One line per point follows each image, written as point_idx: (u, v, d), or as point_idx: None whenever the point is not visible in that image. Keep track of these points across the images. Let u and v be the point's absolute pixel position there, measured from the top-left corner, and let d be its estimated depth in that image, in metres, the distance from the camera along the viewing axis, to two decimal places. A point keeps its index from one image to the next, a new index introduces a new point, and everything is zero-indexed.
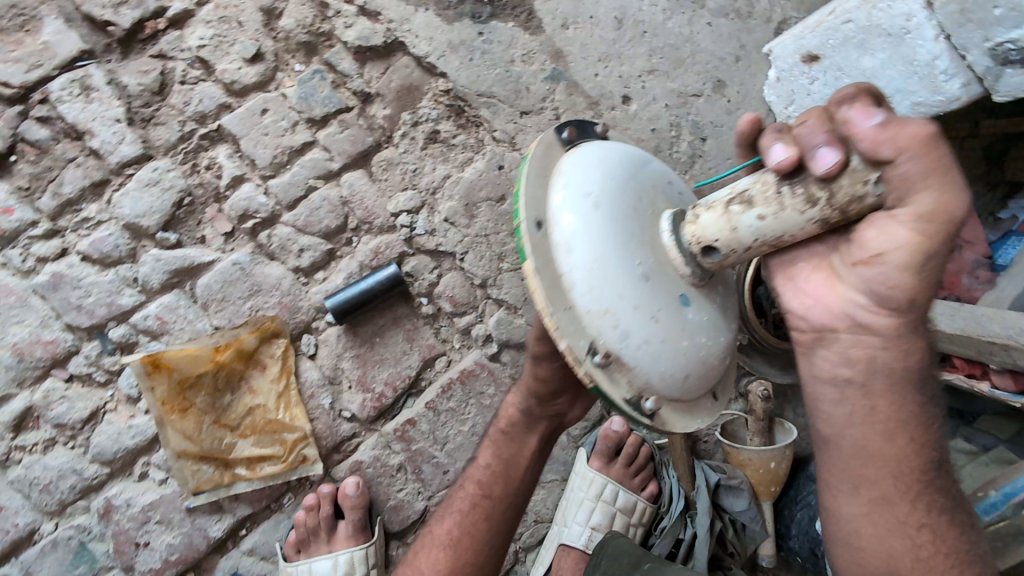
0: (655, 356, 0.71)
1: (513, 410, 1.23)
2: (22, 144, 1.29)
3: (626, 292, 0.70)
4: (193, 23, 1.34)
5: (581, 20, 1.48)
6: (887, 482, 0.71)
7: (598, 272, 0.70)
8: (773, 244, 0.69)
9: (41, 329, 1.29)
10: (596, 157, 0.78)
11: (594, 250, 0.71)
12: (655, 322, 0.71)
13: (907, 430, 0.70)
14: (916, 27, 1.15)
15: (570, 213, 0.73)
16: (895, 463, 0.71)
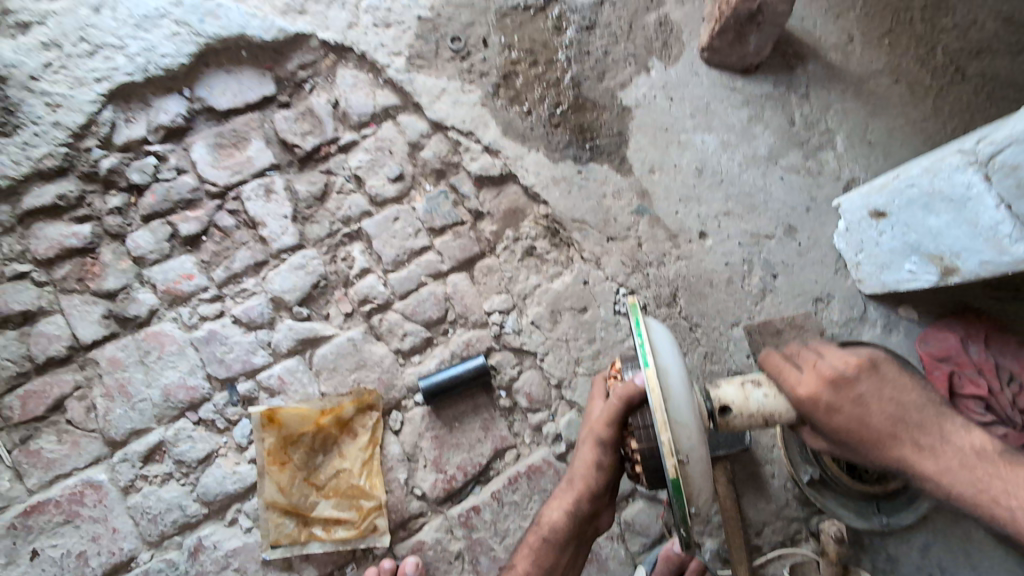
0: (703, 471, 1.07)
1: (557, 509, 1.28)
2: (212, 227, 1.64)
3: (695, 417, 1.09)
4: (356, 150, 1.71)
5: (666, 167, 1.74)
6: (962, 476, 1.01)
7: (686, 398, 1.09)
8: (767, 415, 1.21)
9: (187, 375, 1.53)
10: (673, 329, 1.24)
11: (685, 382, 1.11)
12: (704, 447, 1.10)
13: (917, 446, 1.06)
14: (976, 195, 1.25)
15: (668, 353, 1.13)
16: (947, 463, 1.03)
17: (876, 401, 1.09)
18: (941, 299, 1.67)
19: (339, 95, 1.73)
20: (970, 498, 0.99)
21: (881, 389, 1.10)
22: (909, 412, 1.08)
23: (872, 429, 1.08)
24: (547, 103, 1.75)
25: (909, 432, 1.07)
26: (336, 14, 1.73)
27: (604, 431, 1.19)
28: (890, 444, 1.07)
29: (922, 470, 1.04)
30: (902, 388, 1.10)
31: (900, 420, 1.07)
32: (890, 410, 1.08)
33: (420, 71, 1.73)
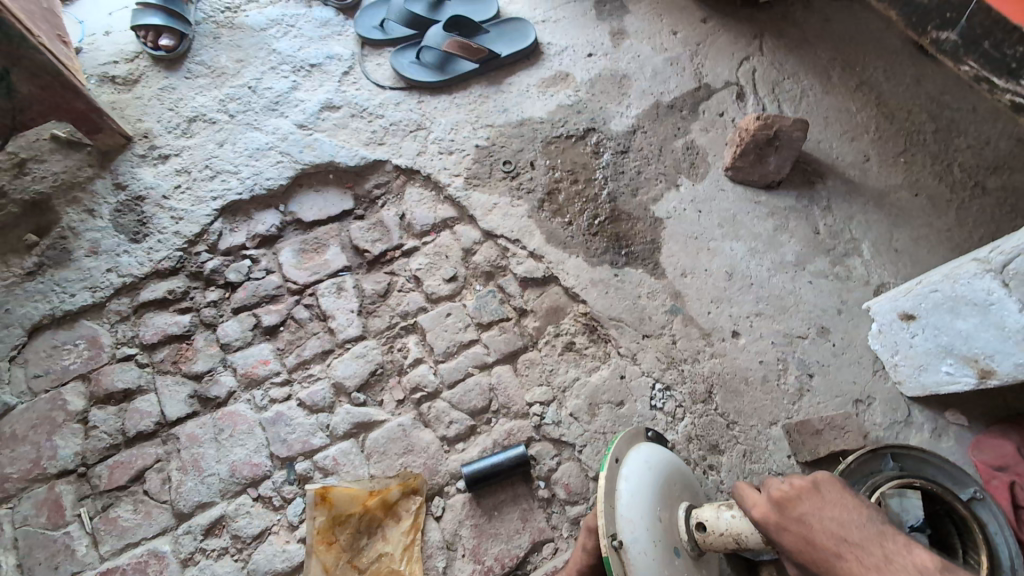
0: (646, 563, 1.28)
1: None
2: (289, 319, 1.87)
3: (644, 516, 1.32)
4: (417, 254, 1.95)
5: (697, 271, 1.88)
6: None
7: (638, 499, 1.34)
8: (738, 536, 1.31)
9: (253, 452, 1.67)
10: (668, 453, 1.48)
11: (642, 488, 1.36)
12: (652, 543, 1.30)
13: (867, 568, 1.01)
14: (998, 299, 1.32)
15: (631, 462, 1.40)
16: None
17: (818, 519, 1.09)
18: (989, 405, 1.66)
19: (406, 208, 2.02)
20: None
21: (825, 507, 1.11)
22: (852, 531, 1.06)
23: (822, 547, 1.07)
24: (586, 215, 1.97)
25: (854, 550, 1.04)
26: (409, 144, 2.08)
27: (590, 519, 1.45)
28: (839, 563, 1.04)
29: None
30: (844, 506, 1.11)
31: (842, 538, 1.06)
32: (833, 527, 1.08)
33: (476, 188, 2.01)
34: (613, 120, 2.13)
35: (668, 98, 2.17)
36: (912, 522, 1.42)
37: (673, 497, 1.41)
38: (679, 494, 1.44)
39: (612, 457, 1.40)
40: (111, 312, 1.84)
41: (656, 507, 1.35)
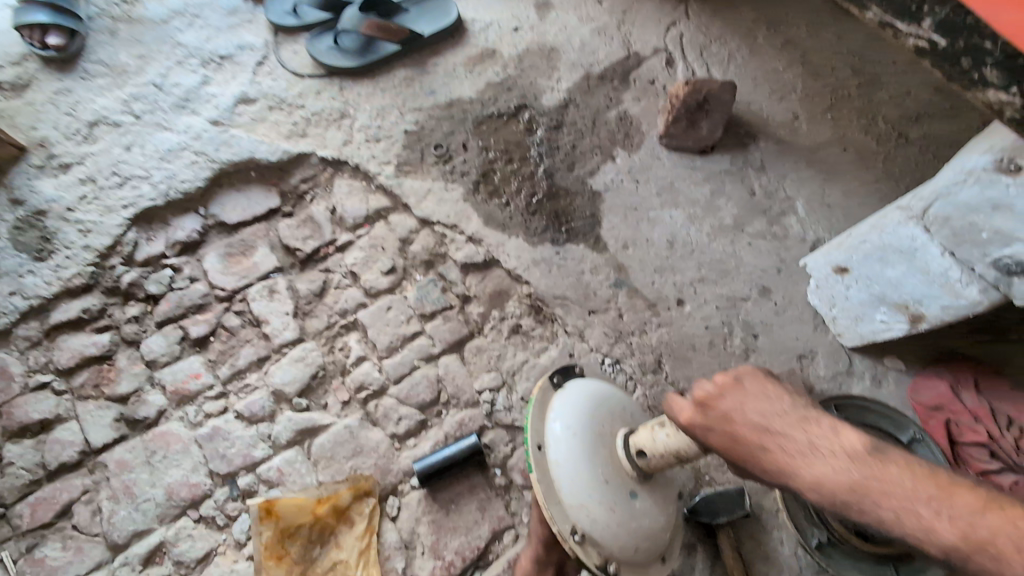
0: (614, 532, 1.27)
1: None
2: (220, 329, 1.76)
3: (593, 492, 1.27)
4: (352, 248, 1.87)
5: (639, 242, 1.86)
6: (841, 479, 0.93)
7: (579, 478, 1.29)
8: (680, 452, 1.25)
9: (191, 472, 1.57)
10: (584, 398, 1.39)
11: (576, 462, 1.30)
12: (612, 511, 1.28)
13: (793, 456, 0.99)
14: (922, 245, 1.34)
15: (555, 443, 1.32)
16: (821, 466, 0.96)
17: (742, 414, 1.07)
18: (925, 348, 1.71)
19: (336, 202, 1.93)
20: (845, 500, 0.93)
21: (746, 401, 1.08)
22: (774, 420, 1.04)
23: (752, 442, 1.04)
24: (523, 194, 1.92)
25: (783, 441, 1.01)
26: (333, 134, 1.98)
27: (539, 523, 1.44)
28: (769, 456, 1.02)
29: (799, 480, 0.97)
30: (769, 398, 1.07)
31: (769, 431, 1.03)
32: (761, 421, 1.05)
33: (408, 175, 1.93)
34: (544, 94, 2.08)
35: (598, 69, 2.13)
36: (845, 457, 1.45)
37: (605, 441, 1.35)
38: (614, 432, 1.38)
39: (535, 447, 1.31)
40: (19, 339, 1.69)
41: (598, 471, 1.30)
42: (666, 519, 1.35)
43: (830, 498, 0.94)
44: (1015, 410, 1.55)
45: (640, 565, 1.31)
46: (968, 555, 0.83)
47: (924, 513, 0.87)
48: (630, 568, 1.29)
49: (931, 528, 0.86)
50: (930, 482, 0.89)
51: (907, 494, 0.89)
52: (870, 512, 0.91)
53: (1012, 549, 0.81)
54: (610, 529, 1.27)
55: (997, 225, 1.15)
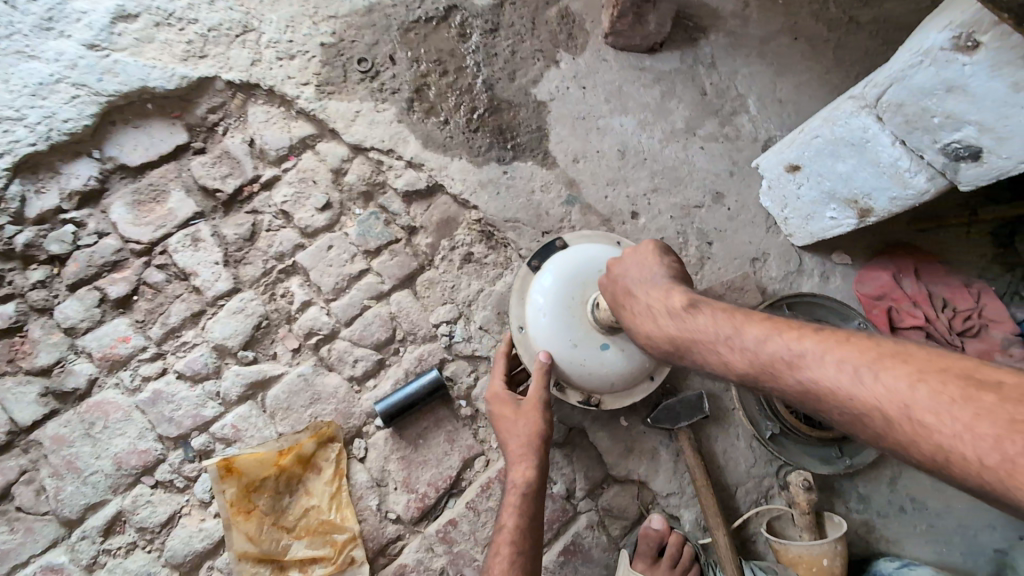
0: (590, 378, 1.43)
1: (500, 562, 1.27)
2: (143, 286, 1.60)
3: (563, 355, 1.41)
4: (279, 185, 1.69)
5: (589, 154, 1.77)
6: (670, 331, 1.19)
7: (552, 344, 1.41)
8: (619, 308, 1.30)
9: (138, 439, 1.48)
10: (551, 273, 1.45)
11: (548, 332, 1.42)
12: (584, 364, 1.41)
13: (640, 315, 1.25)
14: (873, 136, 1.29)
15: (530, 322, 1.45)
16: (659, 323, 1.21)
17: (614, 283, 1.32)
18: (869, 241, 1.74)
19: (253, 133, 1.71)
20: (677, 351, 1.19)
21: (622, 273, 1.32)
22: (634, 286, 1.28)
23: (619, 310, 1.29)
24: (462, 109, 1.76)
25: (636, 311, 1.26)
26: (237, 53, 1.72)
27: (520, 466, 1.36)
28: (627, 325, 1.28)
29: (641, 333, 1.25)
30: (640, 269, 1.30)
31: (627, 303, 1.28)
32: (622, 297, 1.29)
33: (331, 97, 1.72)
34: None
35: None
36: None
37: (571, 307, 1.42)
38: (582, 296, 1.43)
39: (514, 328, 1.46)
40: None
41: (564, 337, 1.41)
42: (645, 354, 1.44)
43: (668, 351, 1.21)
44: (949, 292, 1.65)
45: (625, 392, 1.47)
46: (756, 378, 1.04)
47: (725, 351, 1.09)
48: (615, 397, 1.48)
49: (731, 361, 1.08)
50: (733, 323, 1.10)
51: (715, 337, 1.11)
52: (695, 356, 1.16)
53: (783, 368, 0.99)
54: (582, 377, 1.43)
55: (950, 108, 1.11)
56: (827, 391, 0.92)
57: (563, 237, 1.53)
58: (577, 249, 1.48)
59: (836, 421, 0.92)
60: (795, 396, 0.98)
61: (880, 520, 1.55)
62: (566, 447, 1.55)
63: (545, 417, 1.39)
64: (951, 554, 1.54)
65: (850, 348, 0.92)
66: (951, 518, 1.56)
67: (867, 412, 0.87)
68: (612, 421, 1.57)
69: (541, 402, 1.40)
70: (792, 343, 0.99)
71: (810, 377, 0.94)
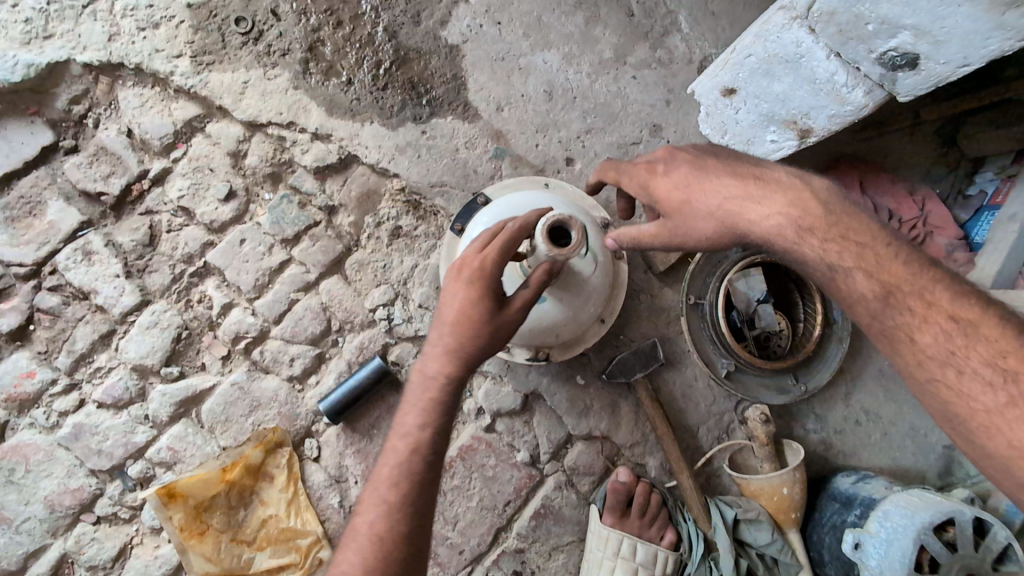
0: (533, 335, 1.35)
1: (394, 465, 1.03)
2: (38, 313, 1.44)
3: None
4: (172, 177, 1.50)
5: (514, 100, 1.61)
6: (811, 215, 0.93)
7: None
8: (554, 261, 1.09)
9: (68, 478, 1.38)
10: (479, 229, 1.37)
11: None
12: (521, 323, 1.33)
13: (771, 191, 0.97)
14: (807, 51, 1.17)
15: None
16: (794, 201, 0.95)
17: (725, 163, 1.04)
18: (813, 159, 1.67)
19: (129, 121, 1.50)
20: (815, 234, 0.93)
21: (733, 157, 1.05)
22: (762, 169, 1.01)
23: (726, 187, 0.99)
24: (366, 64, 1.56)
25: (768, 182, 0.98)
26: (89, 27, 1.47)
27: (439, 359, 1.06)
28: (736, 195, 0.98)
29: (766, 210, 0.95)
30: (764, 161, 1.05)
31: (757, 173, 0.99)
32: (749, 170, 1.01)
33: (212, 68, 1.50)
34: None
35: None
36: (759, 296, 1.50)
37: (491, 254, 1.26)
38: None
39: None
40: None
41: None
42: (589, 301, 1.36)
43: (798, 233, 0.94)
44: (894, 203, 1.61)
45: (576, 339, 1.43)
46: (904, 292, 0.87)
47: (885, 253, 0.90)
48: (565, 346, 1.43)
49: (878, 269, 0.89)
50: (892, 238, 0.92)
51: (876, 239, 0.91)
52: (838, 243, 0.92)
53: (942, 298, 0.85)
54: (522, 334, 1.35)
55: (883, 13, 0.99)
56: (985, 339, 0.81)
57: (485, 193, 1.49)
58: (501, 201, 1.41)
59: (965, 373, 0.82)
60: (932, 333, 0.85)
61: (837, 436, 1.58)
62: (524, 415, 1.51)
63: (491, 332, 1.05)
64: (905, 458, 1.59)
65: (1010, 312, 0.83)
66: (904, 424, 1.60)
67: (1013, 375, 0.79)
68: (569, 381, 1.52)
69: (509, 317, 1.06)
70: (951, 283, 0.87)
71: (969, 317, 0.83)
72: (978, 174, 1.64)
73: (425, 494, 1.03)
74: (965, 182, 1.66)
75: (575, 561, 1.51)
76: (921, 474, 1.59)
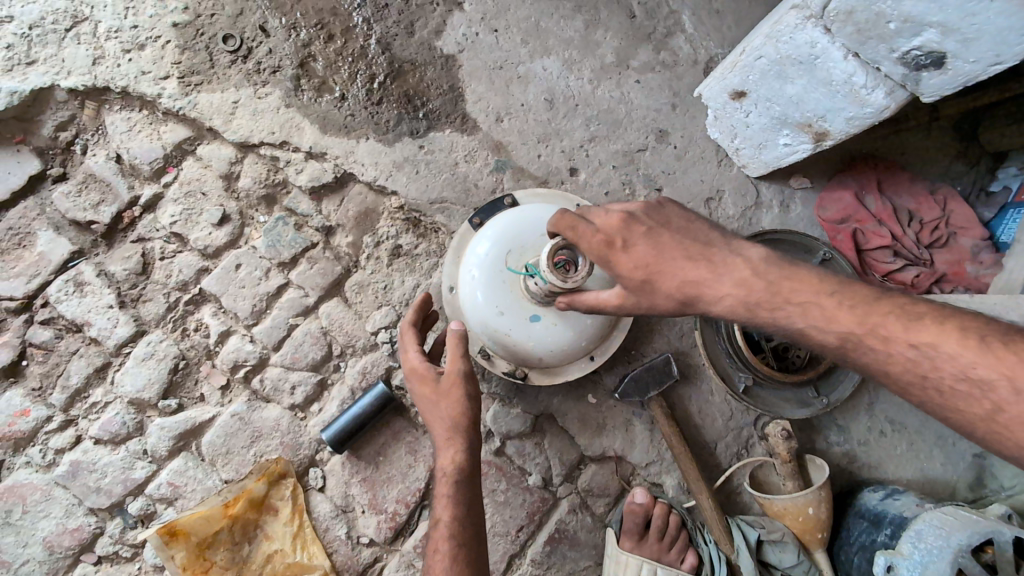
0: (514, 350, 1.32)
1: (445, 552, 1.11)
2: (30, 348, 1.39)
3: (486, 322, 1.31)
4: (164, 203, 1.46)
5: (513, 110, 1.56)
6: (754, 290, 0.95)
7: (479, 309, 1.31)
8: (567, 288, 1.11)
9: (66, 518, 1.34)
10: (495, 229, 1.33)
11: (475, 296, 1.31)
12: (506, 334, 1.30)
13: (713, 270, 0.97)
14: (822, 51, 1.11)
15: (460, 281, 1.35)
16: (736, 279, 0.96)
17: (669, 233, 1.00)
18: (827, 160, 1.61)
19: (117, 147, 1.45)
20: (764, 306, 0.95)
21: (673, 221, 1.02)
22: (699, 237, 1.00)
23: (675, 264, 0.97)
24: (359, 79, 1.51)
25: (710, 259, 0.98)
26: (73, 51, 1.43)
27: (448, 452, 1.16)
28: (690, 278, 0.97)
29: (714, 292, 0.96)
30: (695, 221, 1.03)
31: (702, 249, 0.98)
32: (686, 247, 0.99)
33: (200, 88, 1.45)
34: None
35: None
36: None
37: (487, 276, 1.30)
38: (521, 264, 1.30)
39: (445, 288, 1.38)
40: None
41: (489, 304, 1.30)
42: (582, 333, 1.33)
43: (750, 309, 0.96)
44: (914, 203, 1.55)
45: (558, 366, 1.37)
46: (862, 336, 0.91)
47: (831, 303, 0.93)
48: (545, 369, 1.38)
49: (833, 320, 0.92)
50: (829, 286, 0.94)
51: (818, 292, 0.94)
52: (785, 308, 0.94)
53: (898, 328, 0.89)
54: (504, 347, 1.32)
55: (906, 10, 0.93)
56: (949, 356, 0.86)
57: (515, 195, 1.43)
58: (523, 207, 1.37)
59: (947, 391, 0.87)
60: (902, 365, 0.89)
61: (862, 449, 1.52)
62: (535, 438, 1.46)
63: (470, 393, 1.19)
64: (933, 469, 1.52)
65: (960, 317, 0.89)
66: (930, 433, 1.53)
67: (989, 381, 0.84)
68: (580, 400, 1.47)
69: (467, 378, 1.19)
70: (901, 308, 0.91)
71: (929, 339, 0.87)
72: (1000, 169, 1.57)
73: (479, 556, 1.15)
74: (987, 179, 1.59)
75: None
76: (950, 485, 1.52)
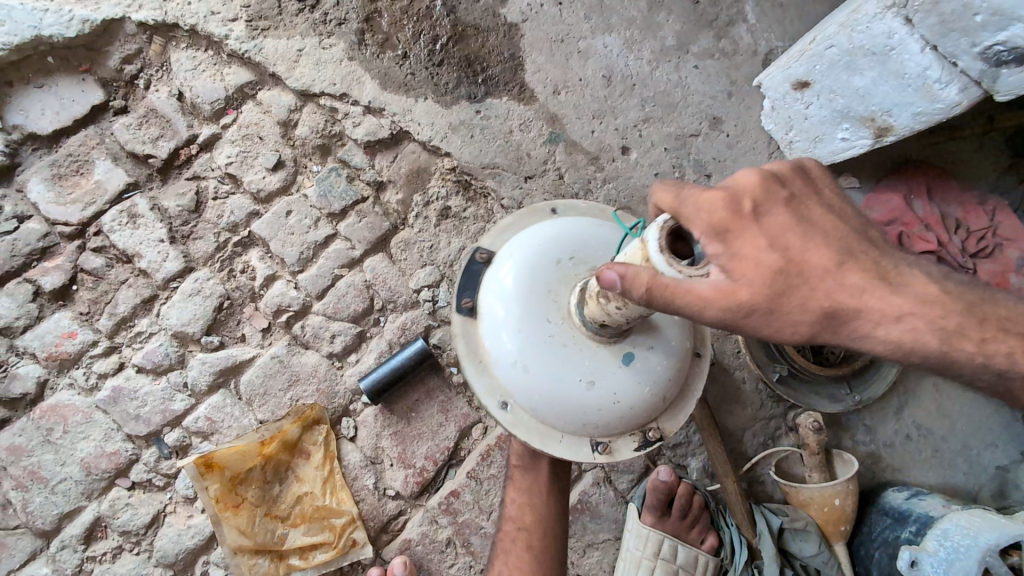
0: (632, 414, 0.89)
1: (512, 529, 1.24)
2: (81, 274, 1.42)
3: (586, 408, 0.87)
4: (221, 144, 1.47)
5: (571, 84, 1.56)
6: (930, 302, 0.71)
7: (559, 401, 0.87)
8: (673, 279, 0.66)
9: (105, 441, 1.37)
10: (504, 289, 0.90)
11: (543, 388, 0.87)
12: (615, 402, 0.87)
13: (879, 271, 0.70)
14: (899, 43, 1.12)
15: (511, 385, 0.89)
16: (905, 285, 0.71)
17: (814, 209, 0.72)
18: (878, 162, 1.61)
19: (180, 84, 1.47)
20: (942, 322, 0.71)
21: (815, 197, 0.73)
22: (847, 222, 0.73)
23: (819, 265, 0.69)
24: (422, 39, 1.52)
25: (874, 256, 0.71)
26: None
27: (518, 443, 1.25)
28: (864, 279, 0.69)
29: (887, 306, 0.69)
30: (836, 199, 0.75)
31: (864, 241, 0.72)
32: (840, 234, 0.71)
33: (266, 34, 1.47)
34: None
35: None
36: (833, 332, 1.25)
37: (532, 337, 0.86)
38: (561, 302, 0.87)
39: (496, 410, 0.91)
40: None
41: (566, 385, 0.86)
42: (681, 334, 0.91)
43: (929, 327, 0.71)
44: (960, 212, 1.55)
45: (679, 393, 0.94)
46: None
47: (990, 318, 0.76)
48: (665, 411, 0.94)
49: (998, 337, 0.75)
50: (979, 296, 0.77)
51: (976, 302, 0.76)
52: (958, 324, 0.73)
53: None
54: (616, 418, 0.89)
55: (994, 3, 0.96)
56: None
57: (482, 244, 0.99)
58: (511, 249, 0.93)
59: None
60: None
61: (886, 450, 1.53)
62: None
63: None
64: (955, 476, 1.54)
65: None
66: (956, 441, 1.54)
67: None
68: None
69: None
70: None
71: None
72: None
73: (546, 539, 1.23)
74: None
75: (610, 559, 1.47)
76: (970, 493, 1.54)
